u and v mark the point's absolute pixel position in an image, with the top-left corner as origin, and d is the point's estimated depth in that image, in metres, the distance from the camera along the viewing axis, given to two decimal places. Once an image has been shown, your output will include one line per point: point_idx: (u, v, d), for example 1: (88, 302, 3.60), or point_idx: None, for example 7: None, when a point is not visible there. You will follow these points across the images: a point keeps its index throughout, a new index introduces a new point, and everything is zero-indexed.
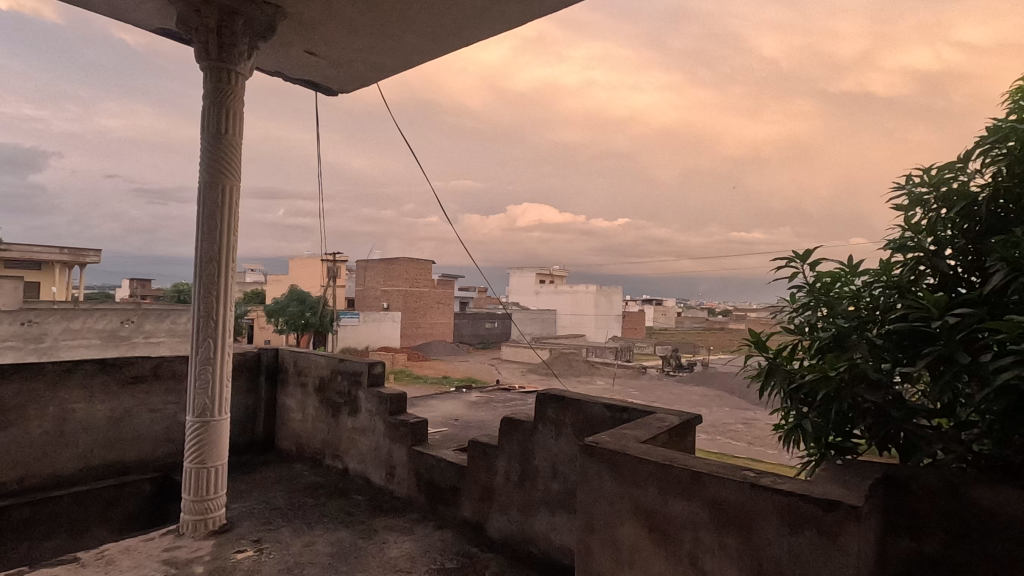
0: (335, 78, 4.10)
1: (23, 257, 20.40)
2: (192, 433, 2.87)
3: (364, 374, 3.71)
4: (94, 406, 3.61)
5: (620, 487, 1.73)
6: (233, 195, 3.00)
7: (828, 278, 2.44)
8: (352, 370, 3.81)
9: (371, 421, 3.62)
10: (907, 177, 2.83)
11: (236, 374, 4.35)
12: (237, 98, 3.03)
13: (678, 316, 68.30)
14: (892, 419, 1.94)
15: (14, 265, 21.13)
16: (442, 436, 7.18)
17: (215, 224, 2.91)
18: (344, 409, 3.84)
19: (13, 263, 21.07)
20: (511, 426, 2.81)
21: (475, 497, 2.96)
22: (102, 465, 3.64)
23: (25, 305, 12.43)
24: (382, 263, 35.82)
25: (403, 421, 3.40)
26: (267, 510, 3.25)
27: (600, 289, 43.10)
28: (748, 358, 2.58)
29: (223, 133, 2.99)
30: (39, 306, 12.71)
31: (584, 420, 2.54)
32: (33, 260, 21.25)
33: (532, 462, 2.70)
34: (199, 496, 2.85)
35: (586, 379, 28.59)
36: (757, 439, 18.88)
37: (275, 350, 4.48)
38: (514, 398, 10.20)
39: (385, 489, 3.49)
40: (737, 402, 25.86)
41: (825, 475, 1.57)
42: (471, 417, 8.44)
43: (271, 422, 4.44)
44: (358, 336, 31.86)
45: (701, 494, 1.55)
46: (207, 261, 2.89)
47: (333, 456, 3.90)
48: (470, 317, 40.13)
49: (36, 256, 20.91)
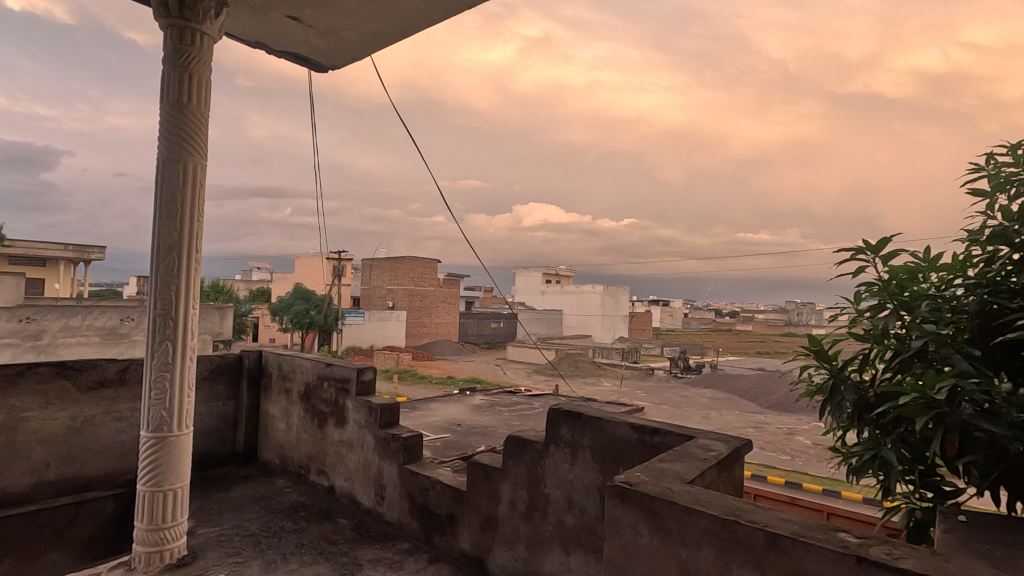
0: (323, 51, 3.71)
1: (26, 252, 20.22)
2: (146, 451, 2.46)
3: (352, 380, 3.30)
4: (52, 414, 3.22)
5: (662, 545, 1.30)
6: (198, 176, 2.59)
7: (904, 274, 2.01)
8: (339, 376, 3.39)
9: (359, 435, 3.21)
10: (992, 155, 2.40)
11: (214, 379, 3.96)
12: (204, 65, 2.63)
13: (685, 318, 68.04)
14: (1010, 455, 1.51)
15: (18, 261, 20.98)
16: (443, 443, 6.76)
17: (174, 208, 2.49)
18: (330, 419, 3.43)
19: (16, 259, 20.92)
20: (517, 447, 2.40)
21: (475, 527, 2.55)
22: (59, 480, 3.25)
23: (31, 301, 12.21)
24: (388, 262, 35.53)
25: (395, 435, 2.99)
26: (238, 536, 2.84)
27: (607, 289, 42.63)
28: (805, 370, 2.15)
29: (185, 104, 2.58)
30: (40, 302, 12.42)
31: (605, 444, 2.11)
32: (37, 256, 21.07)
33: (543, 490, 2.29)
34: (153, 524, 2.45)
35: (593, 381, 28.13)
36: (768, 445, 18.36)
37: (259, 351, 4.09)
38: (519, 402, 9.78)
39: (374, 512, 3.07)
40: (746, 405, 25.37)
41: (956, 545, 1.13)
42: (474, 423, 8.00)
43: (254, 433, 4.05)
44: (363, 336, 31.55)
45: (780, 566, 1.13)
46: (165, 250, 2.48)
47: (318, 471, 3.49)
48: (475, 317, 39.75)
49: (39, 252, 20.71)
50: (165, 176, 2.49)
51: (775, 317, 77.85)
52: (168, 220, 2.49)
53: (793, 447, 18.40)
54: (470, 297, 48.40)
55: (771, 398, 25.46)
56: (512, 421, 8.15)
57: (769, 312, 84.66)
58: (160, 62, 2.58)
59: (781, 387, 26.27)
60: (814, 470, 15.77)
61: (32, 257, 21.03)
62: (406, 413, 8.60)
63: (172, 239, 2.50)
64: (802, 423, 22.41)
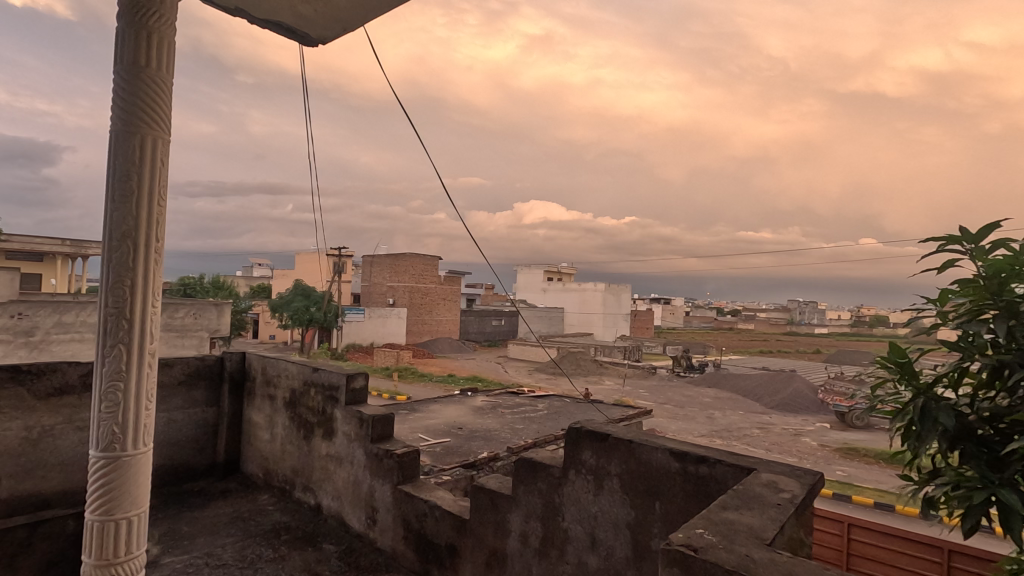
0: (309, 19, 3.34)
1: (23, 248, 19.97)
2: (95, 473, 2.10)
3: (341, 388, 2.93)
4: (4, 424, 2.88)
5: None
6: (160, 154, 2.23)
7: (1009, 265, 1.64)
8: (327, 382, 3.03)
9: (349, 449, 2.86)
10: None
11: (193, 384, 3.60)
12: (168, 25, 2.26)
13: (686, 316, 67.92)
14: None
15: (15, 256, 20.71)
16: (444, 449, 6.39)
17: (127, 189, 2.12)
18: (318, 431, 3.07)
19: (13, 255, 20.64)
20: (529, 471, 2.05)
21: (480, 561, 2.20)
22: (13, 497, 2.91)
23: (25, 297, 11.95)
24: (389, 258, 35.16)
25: (388, 451, 2.64)
26: (208, 567, 2.48)
27: (609, 287, 42.28)
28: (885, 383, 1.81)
29: (141, 67, 2.19)
30: (36, 298, 12.10)
31: (636, 472, 1.76)
32: (34, 251, 20.80)
33: (560, 524, 1.94)
34: (102, 560, 2.08)
35: (594, 379, 27.82)
36: (774, 448, 18.00)
37: (242, 354, 3.74)
38: (524, 404, 9.42)
39: (366, 538, 2.73)
40: (750, 405, 25.05)
41: None
42: (475, 426, 7.62)
43: (236, 444, 3.71)
44: (363, 333, 31.27)
45: None
46: (119, 237, 2.11)
47: (304, 487, 3.14)
48: (476, 315, 39.42)
49: (37, 247, 20.47)
50: (119, 151, 2.12)
51: (777, 316, 77.59)
52: (122, 204, 2.12)
53: (800, 449, 18.04)
54: (472, 294, 48.08)
55: (775, 398, 25.13)
56: (516, 425, 7.78)
57: (771, 310, 84.38)
58: (114, 18, 2.20)
59: (786, 387, 25.90)
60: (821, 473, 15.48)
61: (30, 252, 20.78)
62: (405, 414, 8.23)
63: (127, 225, 2.13)
64: (807, 424, 22.10)
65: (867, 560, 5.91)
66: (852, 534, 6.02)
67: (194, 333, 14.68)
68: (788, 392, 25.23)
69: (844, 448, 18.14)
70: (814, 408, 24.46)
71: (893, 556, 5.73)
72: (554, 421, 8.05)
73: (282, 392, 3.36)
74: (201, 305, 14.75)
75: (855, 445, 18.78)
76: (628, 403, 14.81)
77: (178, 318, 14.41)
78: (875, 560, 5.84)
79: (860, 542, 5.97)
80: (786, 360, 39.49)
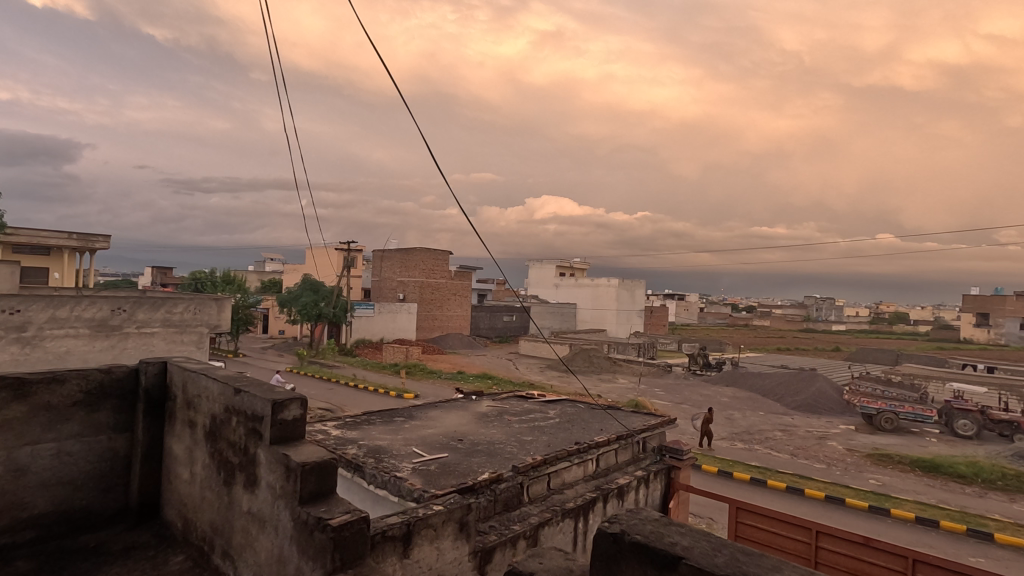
0: None
1: (30, 241, 20.35)
2: None
3: (266, 421, 2.07)
4: None
5: None
6: None
7: None
8: (250, 411, 2.18)
9: (273, 509, 2.00)
10: None
11: (101, 405, 3.20)
12: None
13: (702, 313, 67.08)
14: None
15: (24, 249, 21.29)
16: (438, 467, 5.51)
17: None
18: (240, 476, 2.21)
19: (23, 247, 21.13)
20: None
21: None
22: None
23: (19, 291, 11.38)
24: (398, 252, 34.27)
25: (322, 522, 1.80)
26: None
27: (623, 283, 41.21)
28: None
29: None
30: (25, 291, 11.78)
31: None
32: (42, 244, 21.08)
33: None
34: None
35: (608, 378, 26.92)
36: (801, 453, 16.93)
37: (159, 368, 3.37)
38: (532, 410, 8.53)
39: None
40: (770, 405, 23.99)
41: None
42: (478, 437, 6.76)
43: (151, 481, 3.36)
44: (372, 328, 30.76)
45: None
46: None
47: (224, 551, 2.30)
48: (488, 310, 38.60)
49: (44, 240, 20.78)
50: None
51: (796, 314, 75.82)
52: None
53: (827, 454, 17.03)
54: (483, 289, 47.25)
55: (798, 398, 24.00)
56: (523, 436, 6.89)
57: (787, 308, 82.82)
58: None
59: (808, 386, 24.76)
60: (852, 481, 14.44)
61: (37, 246, 21.58)
62: (400, 423, 7.36)
63: None
64: (832, 426, 20.97)
65: (751, 541, 6.71)
66: (739, 518, 6.81)
67: (193, 329, 13.86)
68: (811, 393, 24.07)
69: (875, 454, 17.05)
70: (839, 409, 23.33)
71: (771, 536, 6.56)
72: (566, 432, 7.12)
73: (193, 418, 2.57)
74: (200, 299, 13.95)
75: (886, 450, 17.64)
76: (709, 414, 15.85)
77: (176, 313, 13.66)
78: (756, 540, 6.66)
79: (746, 525, 6.75)
80: (807, 358, 38.12)
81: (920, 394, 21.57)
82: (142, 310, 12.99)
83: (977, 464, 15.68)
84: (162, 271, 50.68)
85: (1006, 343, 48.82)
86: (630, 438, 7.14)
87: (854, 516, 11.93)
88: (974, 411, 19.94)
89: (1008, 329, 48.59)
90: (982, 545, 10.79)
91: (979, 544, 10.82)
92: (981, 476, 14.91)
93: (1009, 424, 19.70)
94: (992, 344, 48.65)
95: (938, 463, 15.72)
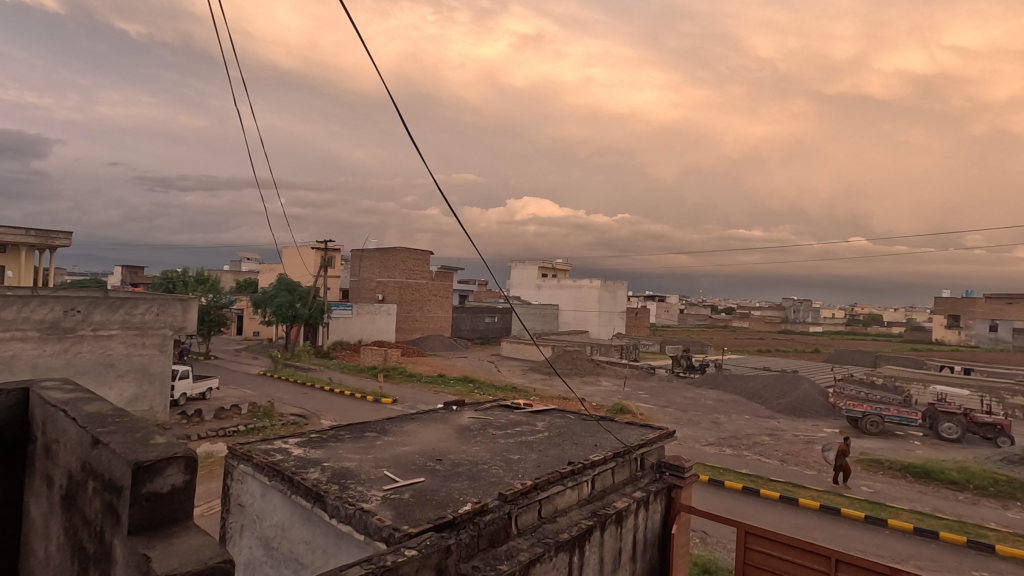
0: None
1: None
2: None
3: (126, 494, 1.64)
4: None
5: None
6: None
7: None
8: (109, 477, 1.70)
9: None
10: None
11: None
12: None
13: (681, 315, 67.30)
14: None
15: None
16: (414, 497, 4.74)
17: None
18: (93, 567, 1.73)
19: None
20: None
21: None
22: None
23: None
24: (378, 252, 33.13)
25: None
26: None
27: (605, 284, 40.72)
28: None
29: None
30: None
31: None
32: None
33: None
34: None
35: (591, 380, 26.30)
36: (791, 458, 16.48)
37: (17, 402, 2.87)
38: (516, 420, 7.92)
39: None
40: (756, 409, 23.63)
41: None
42: (458, 456, 5.99)
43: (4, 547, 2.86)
44: (349, 330, 29.75)
45: None
46: None
47: None
48: (469, 311, 37.80)
49: None
50: None
51: (772, 316, 76.67)
52: None
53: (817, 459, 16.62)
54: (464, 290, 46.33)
55: (783, 401, 23.70)
56: (510, 454, 6.16)
57: (764, 309, 83.56)
58: None
59: (793, 388, 24.47)
60: (845, 488, 14.01)
61: None
62: (372, 439, 6.57)
63: None
64: (818, 430, 20.62)
65: (761, 569, 6.10)
66: (747, 543, 6.21)
67: (155, 331, 12.78)
68: (796, 395, 23.74)
69: (865, 459, 16.67)
70: (824, 412, 23.07)
71: (783, 563, 5.94)
72: (558, 449, 6.42)
73: (45, 473, 2.06)
74: (164, 299, 12.81)
75: (874, 454, 17.33)
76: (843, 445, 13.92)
77: (138, 314, 12.56)
78: (768, 568, 6.05)
79: (756, 552, 6.13)
80: (787, 360, 38.07)
81: (905, 396, 21.35)
82: (99, 311, 11.91)
83: (968, 469, 15.35)
84: (131, 271, 48.87)
85: (976, 344, 49.57)
86: (628, 454, 6.45)
87: (851, 527, 11.42)
88: (959, 414, 19.68)
89: (977, 331, 49.31)
90: (984, 558, 10.36)
91: (981, 557, 10.38)
92: (974, 482, 14.56)
93: (993, 427, 19.32)
94: (963, 345, 49.26)
95: (930, 468, 15.34)
